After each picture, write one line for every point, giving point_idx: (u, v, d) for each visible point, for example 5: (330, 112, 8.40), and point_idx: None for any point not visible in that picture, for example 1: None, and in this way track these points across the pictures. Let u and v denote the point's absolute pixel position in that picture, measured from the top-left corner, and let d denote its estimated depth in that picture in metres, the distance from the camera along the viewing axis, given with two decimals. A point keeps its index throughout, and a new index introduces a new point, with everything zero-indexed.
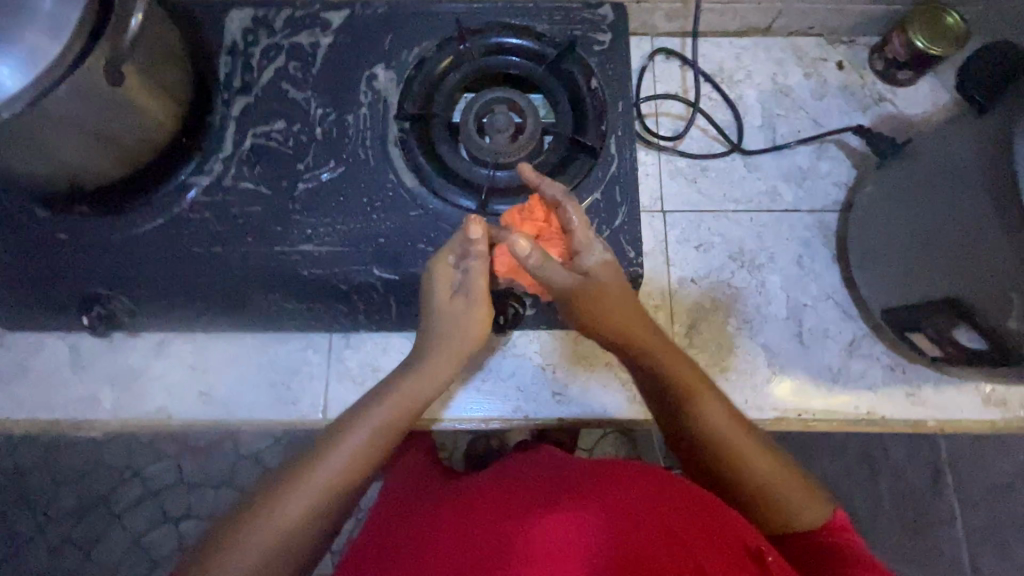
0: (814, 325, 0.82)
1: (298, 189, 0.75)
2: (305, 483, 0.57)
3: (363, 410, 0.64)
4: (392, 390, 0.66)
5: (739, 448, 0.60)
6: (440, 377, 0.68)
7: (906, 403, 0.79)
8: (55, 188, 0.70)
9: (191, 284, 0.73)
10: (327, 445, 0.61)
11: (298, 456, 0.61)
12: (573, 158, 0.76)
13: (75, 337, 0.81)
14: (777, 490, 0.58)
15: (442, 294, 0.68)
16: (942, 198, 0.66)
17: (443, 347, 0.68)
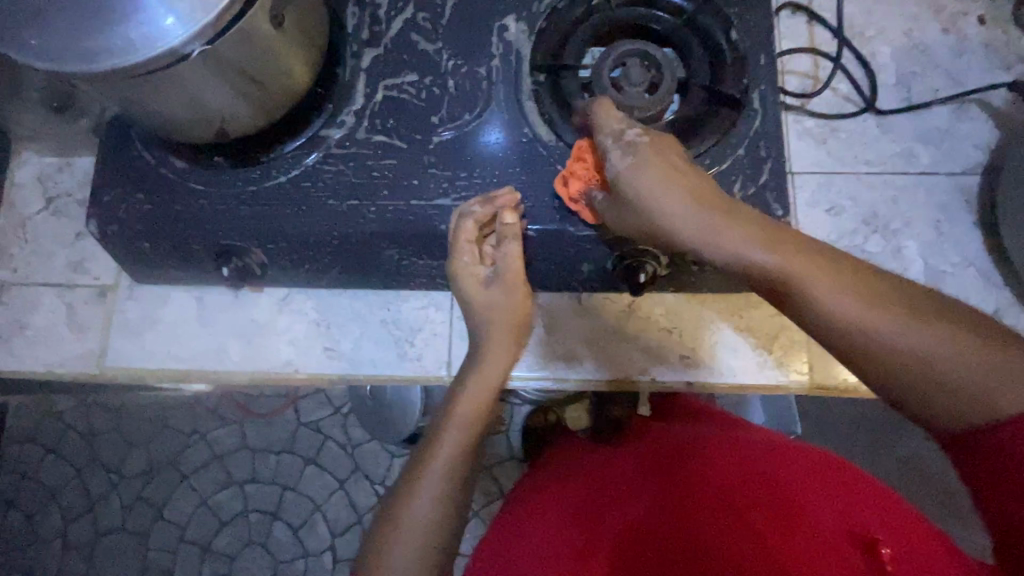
0: (955, 293, 0.79)
1: (432, 142, 0.73)
2: (428, 476, 0.57)
3: (453, 396, 0.64)
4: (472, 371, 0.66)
5: (873, 331, 0.46)
6: (503, 353, 0.68)
7: None
8: (199, 138, 0.70)
9: (326, 235, 0.72)
10: (432, 440, 0.61)
11: (414, 454, 0.61)
12: (712, 113, 0.74)
13: (202, 290, 0.82)
14: (942, 364, 0.44)
15: (469, 276, 0.68)
16: None
17: (491, 319, 0.68)
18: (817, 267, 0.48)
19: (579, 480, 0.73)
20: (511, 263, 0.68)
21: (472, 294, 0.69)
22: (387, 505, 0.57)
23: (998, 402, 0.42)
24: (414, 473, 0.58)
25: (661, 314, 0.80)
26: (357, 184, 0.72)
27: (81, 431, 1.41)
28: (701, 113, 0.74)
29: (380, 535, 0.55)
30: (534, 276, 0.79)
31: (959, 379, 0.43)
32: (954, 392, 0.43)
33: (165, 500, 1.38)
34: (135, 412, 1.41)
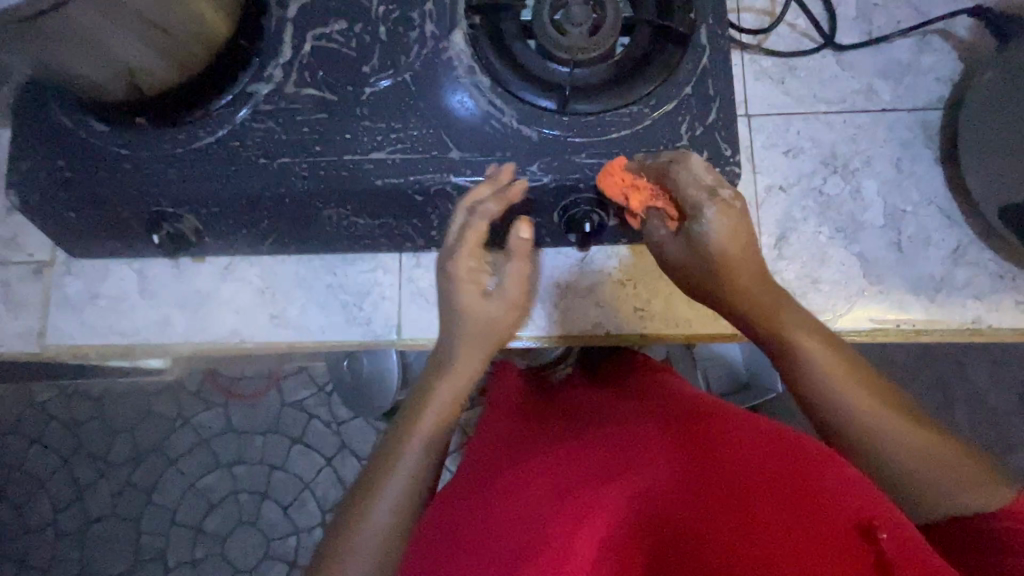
0: (915, 232, 0.77)
1: (364, 94, 0.69)
2: (397, 474, 0.57)
3: (427, 393, 0.64)
4: (432, 393, 0.64)
5: (871, 426, 0.54)
6: (469, 365, 0.66)
7: (1016, 312, 0.74)
8: (113, 95, 0.66)
9: (259, 195, 0.69)
10: (405, 429, 0.61)
11: (384, 440, 0.61)
12: (659, 51, 0.70)
13: (141, 262, 0.79)
14: (899, 447, 0.53)
15: (470, 289, 0.67)
16: None
17: (476, 325, 0.67)
18: (792, 338, 0.59)
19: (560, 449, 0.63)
20: (513, 283, 0.68)
21: (470, 304, 0.67)
22: (355, 493, 0.58)
23: (935, 487, 0.52)
24: (382, 468, 0.58)
25: (615, 267, 0.78)
26: (289, 141, 0.69)
27: (65, 422, 1.36)
28: (646, 52, 0.70)
29: (346, 529, 0.54)
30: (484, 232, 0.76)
31: (921, 473, 0.52)
32: (954, 493, 0.51)
33: (153, 484, 1.34)
34: (112, 399, 1.36)
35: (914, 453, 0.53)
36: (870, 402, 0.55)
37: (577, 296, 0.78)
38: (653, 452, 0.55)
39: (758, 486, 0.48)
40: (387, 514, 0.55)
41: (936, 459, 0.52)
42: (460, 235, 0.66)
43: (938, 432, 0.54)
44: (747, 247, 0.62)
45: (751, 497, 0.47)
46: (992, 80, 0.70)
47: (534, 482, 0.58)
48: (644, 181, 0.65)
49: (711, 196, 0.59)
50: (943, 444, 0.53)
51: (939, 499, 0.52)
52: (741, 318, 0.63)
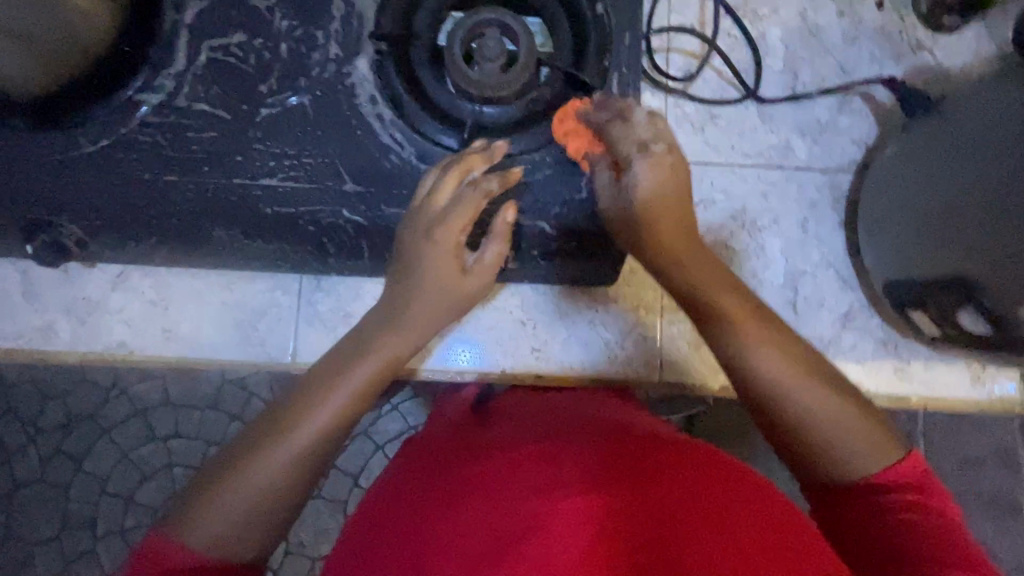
0: (811, 294, 0.78)
1: (259, 115, 0.66)
2: (277, 448, 0.47)
3: (351, 363, 0.53)
4: (365, 352, 0.55)
5: (782, 392, 0.48)
6: (414, 332, 0.57)
7: (894, 378, 0.77)
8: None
9: (146, 214, 0.67)
10: (313, 396, 0.50)
11: (287, 392, 0.52)
12: (569, 97, 0.68)
13: (26, 264, 0.76)
14: (843, 441, 0.46)
15: (450, 258, 0.58)
16: (942, 181, 0.64)
17: (446, 291, 0.58)
18: (704, 287, 0.53)
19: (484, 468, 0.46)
20: (494, 246, 0.60)
21: (444, 273, 0.58)
22: (228, 449, 0.48)
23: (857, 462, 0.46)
24: (271, 430, 0.48)
25: (515, 306, 0.79)
26: (178, 157, 0.66)
27: None
28: (557, 96, 0.69)
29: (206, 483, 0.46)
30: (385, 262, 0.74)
31: (838, 442, 0.46)
32: (861, 465, 0.46)
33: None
34: None
35: (855, 446, 0.46)
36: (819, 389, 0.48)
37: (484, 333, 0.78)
38: (666, 464, 0.44)
39: (773, 547, 0.38)
40: (269, 474, 0.46)
41: (861, 439, 0.46)
42: (455, 204, 0.58)
43: (883, 434, 0.47)
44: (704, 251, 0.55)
45: (764, 547, 0.38)
46: (889, 161, 0.72)
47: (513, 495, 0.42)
48: (570, 145, 0.66)
49: (645, 147, 0.55)
50: (875, 432, 0.47)
51: (845, 464, 0.46)
52: (676, 281, 0.55)
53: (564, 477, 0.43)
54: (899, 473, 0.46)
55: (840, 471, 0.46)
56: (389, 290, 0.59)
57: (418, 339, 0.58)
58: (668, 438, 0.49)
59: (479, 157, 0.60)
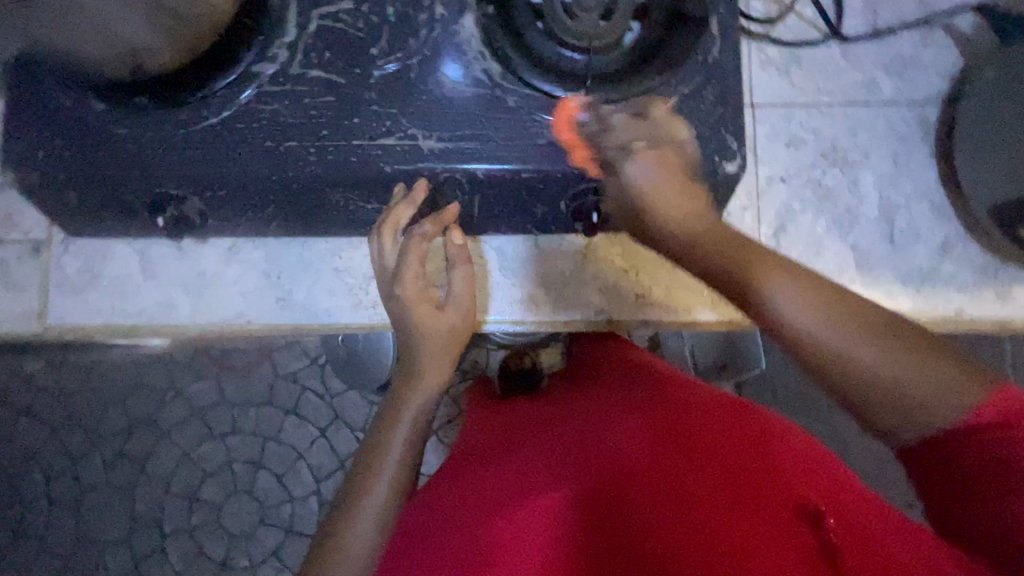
0: (907, 226, 0.79)
1: (373, 78, 0.68)
2: (368, 500, 0.58)
3: (395, 417, 0.64)
4: (402, 405, 0.66)
5: (773, 302, 0.49)
6: (439, 373, 0.69)
7: (996, 303, 0.78)
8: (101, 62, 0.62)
9: (266, 178, 0.69)
10: (374, 452, 0.61)
11: (352, 469, 0.61)
12: (674, 38, 0.68)
13: (143, 243, 0.79)
14: (909, 392, 0.44)
15: (421, 307, 0.71)
16: None
17: (437, 337, 0.71)
18: (653, 209, 0.63)
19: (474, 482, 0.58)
20: (461, 289, 0.73)
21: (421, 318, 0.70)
22: (325, 526, 0.57)
23: (939, 408, 0.43)
24: (356, 493, 0.58)
25: (617, 255, 0.79)
26: (297, 124, 0.68)
27: None
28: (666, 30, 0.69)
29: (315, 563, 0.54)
30: (490, 217, 0.76)
31: (888, 380, 0.44)
32: (920, 389, 0.43)
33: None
34: None
35: (927, 381, 0.43)
36: (856, 342, 0.45)
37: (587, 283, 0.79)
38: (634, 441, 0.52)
39: (749, 513, 0.44)
40: (368, 532, 0.56)
41: (942, 382, 0.43)
42: (400, 260, 0.71)
43: (955, 358, 0.44)
44: (804, 279, 0.50)
45: (719, 506, 0.45)
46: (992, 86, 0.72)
47: (532, 487, 0.52)
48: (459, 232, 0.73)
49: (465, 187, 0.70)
50: (947, 365, 0.44)
51: (911, 401, 0.43)
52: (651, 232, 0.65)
53: (542, 479, 0.52)
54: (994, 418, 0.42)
55: (937, 430, 0.43)
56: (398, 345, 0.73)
57: (439, 380, 0.69)
58: (695, 401, 0.56)
59: (399, 207, 0.69)
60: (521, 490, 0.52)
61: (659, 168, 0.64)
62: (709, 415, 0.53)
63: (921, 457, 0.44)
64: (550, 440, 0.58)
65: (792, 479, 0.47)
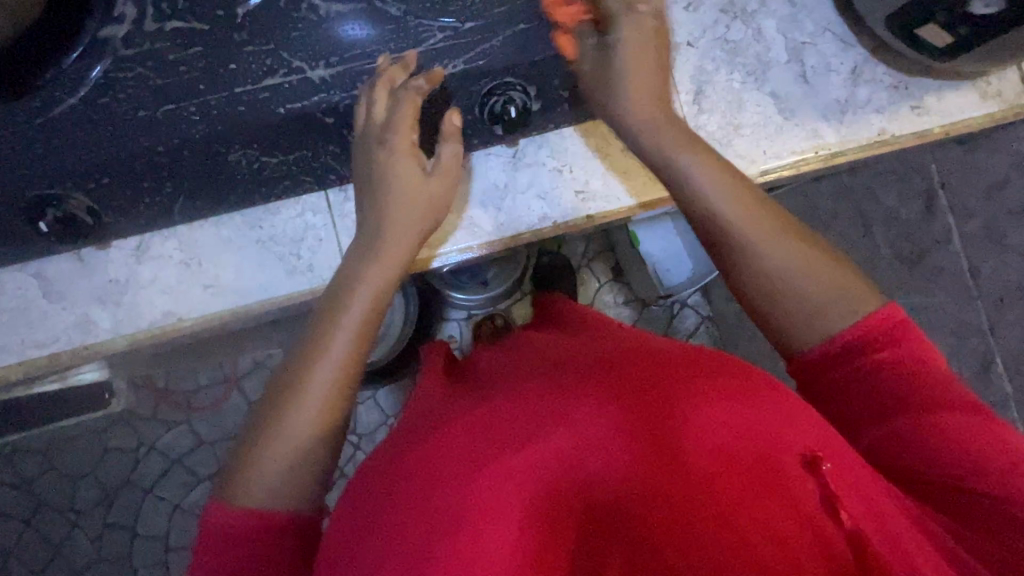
0: (816, 62, 0.80)
1: (239, 16, 0.62)
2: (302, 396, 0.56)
3: (339, 305, 0.61)
4: (358, 281, 0.62)
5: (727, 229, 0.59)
6: (394, 255, 0.64)
7: (913, 117, 0.80)
8: None
9: (151, 148, 0.62)
10: (317, 346, 0.59)
11: (300, 345, 0.60)
12: None
13: (37, 264, 0.71)
14: (809, 285, 0.56)
15: (409, 159, 0.65)
16: None
17: (390, 226, 0.64)
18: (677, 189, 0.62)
19: (428, 462, 0.46)
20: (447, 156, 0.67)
21: (403, 180, 0.64)
22: (286, 375, 0.58)
23: (828, 317, 0.55)
24: (299, 370, 0.57)
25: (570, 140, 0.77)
26: (169, 85, 0.62)
27: (14, 480, 1.24)
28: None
29: (270, 419, 0.55)
30: None
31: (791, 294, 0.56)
32: (824, 319, 0.55)
33: (132, 521, 1.24)
34: (64, 441, 1.25)
35: (826, 298, 0.55)
36: (756, 247, 0.58)
37: (540, 184, 0.77)
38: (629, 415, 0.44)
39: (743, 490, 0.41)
40: (302, 418, 0.55)
41: (828, 292, 0.55)
42: (392, 111, 0.63)
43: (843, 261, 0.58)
44: (707, 154, 0.62)
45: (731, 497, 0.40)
46: None
47: (493, 513, 0.41)
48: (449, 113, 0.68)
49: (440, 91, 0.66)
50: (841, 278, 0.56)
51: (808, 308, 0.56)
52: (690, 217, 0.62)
53: (502, 472, 0.43)
54: (872, 326, 0.53)
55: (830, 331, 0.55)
56: (362, 218, 0.66)
57: (393, 265, 0.63)
58: (690, 370, 0.47)
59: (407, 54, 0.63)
60: (483, 480, 0.43)
61: (643, 49, 0.66)
62: (700, 410, 0.43)
63: (849, 482, 0.43)
64: (511, 396, 0.50)
65: (770, 443, 0.43)
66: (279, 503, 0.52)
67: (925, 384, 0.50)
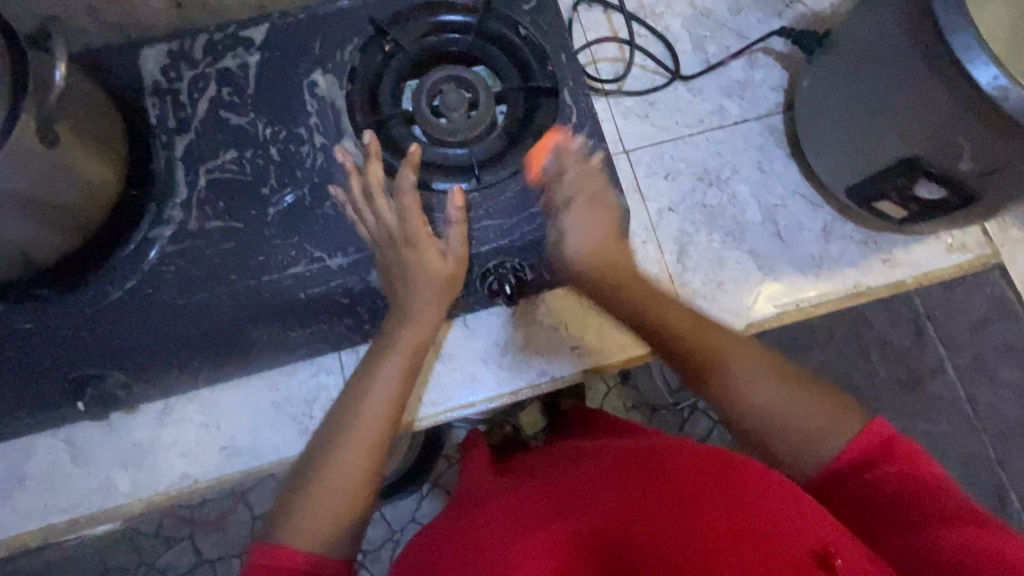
0: (789, 221, 0.87)
1: (270, 214, 0.72)
2: (345, 439, 0.62)
3: (369, 377, 0.66)
4: (396, 335, 0.68)
5: (689, 339, 0.67)
6: (427, 309, 0.69)
7: (885, 269, 0.86)
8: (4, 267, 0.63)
9: (186, 331, 0.71)
10: (357, 396, 0.65)
11: (335, 410, 0.65)
12: (534, 109, 0.78)
13: (68, 429, 0.75)
14: (799, 423, 0.59)
15: (430, 249, 0.69)
16: (864, 82, 0.72)
17: (413, 309, 0.68)
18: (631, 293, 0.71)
19: (479, 528, 0.53)
20: (460, 241, 0.71)
21: (431, 262, 0.69)
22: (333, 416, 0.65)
23: (826, 446, 0.57)
24: (346, 413, 0.64)
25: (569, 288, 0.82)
26: (205, 275, 0.70)
27: None
28: (528, 104, 0.79)
29: (313, 465, 0.61)
30: None
31: (789, 425, 0.59)
32: (823, 449, 0.57)
33: None
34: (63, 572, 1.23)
35: (808, 425, 0.58)
36: (763, 398, 0.61)
37: (537, 343, 0.81)
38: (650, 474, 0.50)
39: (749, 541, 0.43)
40: (346, 456, 0.61)
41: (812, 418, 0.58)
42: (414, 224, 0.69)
43: (828, 395, 0.60)
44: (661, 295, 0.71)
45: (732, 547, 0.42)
46: (818, 79, 0.80)
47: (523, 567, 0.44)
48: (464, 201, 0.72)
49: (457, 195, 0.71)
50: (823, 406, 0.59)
51: (810, 448, 0.57)
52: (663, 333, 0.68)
53: (541, 517, 0.49)
54: (867, 446, 0.55)
55: (818, 454, 0.57)
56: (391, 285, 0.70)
57: (427, 322, 0.69)
58: (716, 452, 0.53)
59: (374, 164, 0.70)
60: (526, 524, 0.49)
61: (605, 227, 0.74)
62: (711, 474, 0.49)
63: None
64: (554, 472, 0.58)
65: (779, 508, 0.46)
66: (309, 546, 0.54)
67: (909, 501, 0.51)
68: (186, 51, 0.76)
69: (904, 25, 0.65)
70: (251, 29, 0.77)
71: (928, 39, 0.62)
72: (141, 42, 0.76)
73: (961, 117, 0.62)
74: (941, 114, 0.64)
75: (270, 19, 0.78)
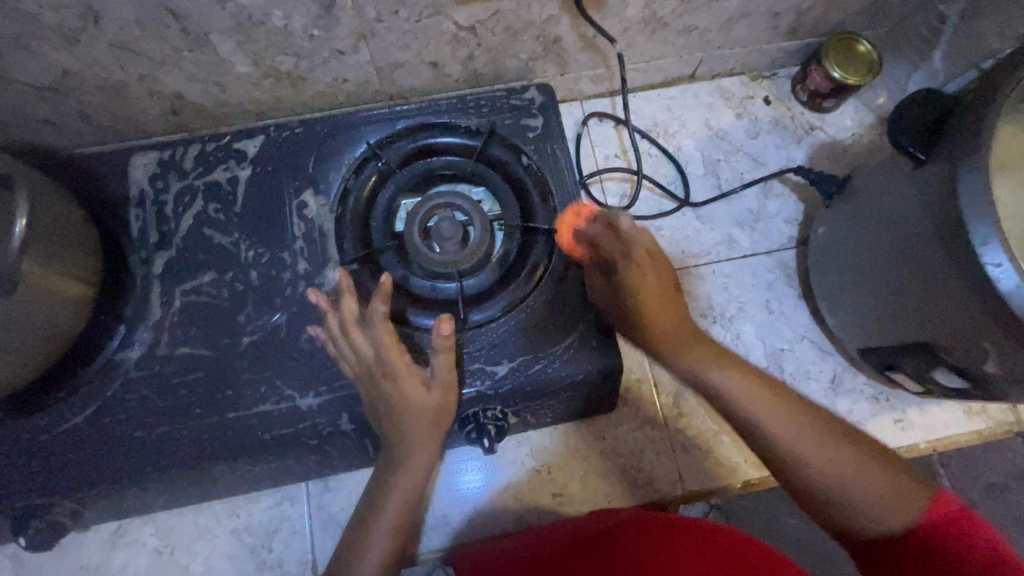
0: (796, 369, 0.82)
1: (243, 344, 0.68)
2: None
3: (356, 556, 0.61)
4: (388, 489, 0.65)
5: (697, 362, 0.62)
6: (417, 463, 0.66)
7: (898, 431, 0.80)
8: None
9: (139, 470, 0.65)
10: (352, 558, 0.61)
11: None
12: (531, 242, 0.74)
13: (13, 546, 0.72)
14: (859, 497, 0.52)
15: (411, 379, 0.64)
16: (886, 252, 0.67)
17: (408, 454, 0.65)
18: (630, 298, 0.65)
19: None
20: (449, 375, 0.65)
21: (416, 401, 0.64)
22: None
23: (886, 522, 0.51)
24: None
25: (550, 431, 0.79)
26: (166, 406, 0.66)
27: None
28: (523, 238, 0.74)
29: None
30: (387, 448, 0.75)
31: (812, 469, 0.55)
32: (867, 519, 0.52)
33: None
34: None
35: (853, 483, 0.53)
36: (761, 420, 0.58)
37: (519, 485, 0.78)
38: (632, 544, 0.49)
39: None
40: None
41: (873, 492, 0.52)
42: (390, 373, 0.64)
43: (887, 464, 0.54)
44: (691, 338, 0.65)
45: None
46: (837, 230, 0.76)
47: None
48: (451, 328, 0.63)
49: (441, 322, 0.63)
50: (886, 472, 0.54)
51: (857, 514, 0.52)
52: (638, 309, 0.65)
53: None
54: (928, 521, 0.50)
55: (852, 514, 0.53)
56: (382, 436, 0.66)
57: (419, 471, 0.66)
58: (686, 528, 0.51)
59: (348, 299, 0.66)
60: None
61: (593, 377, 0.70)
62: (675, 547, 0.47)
63: None
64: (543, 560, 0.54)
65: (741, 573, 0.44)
66: None
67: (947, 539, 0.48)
68: (176, 160, 0.73)
69: (927, 208, 0.60)
70: (244, 139, 0.74)
71: (949, 233, 0.57)
72: (131, 147, 0.74)
73: (985, 324, 0.56)
74: (964, 313, 0.58)
75: (265, 129, 0.75)
